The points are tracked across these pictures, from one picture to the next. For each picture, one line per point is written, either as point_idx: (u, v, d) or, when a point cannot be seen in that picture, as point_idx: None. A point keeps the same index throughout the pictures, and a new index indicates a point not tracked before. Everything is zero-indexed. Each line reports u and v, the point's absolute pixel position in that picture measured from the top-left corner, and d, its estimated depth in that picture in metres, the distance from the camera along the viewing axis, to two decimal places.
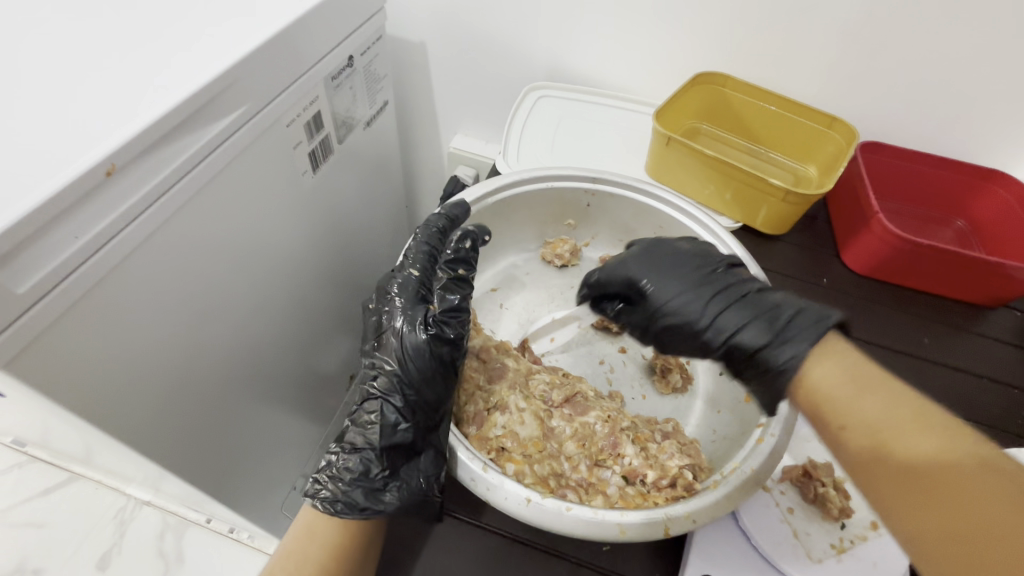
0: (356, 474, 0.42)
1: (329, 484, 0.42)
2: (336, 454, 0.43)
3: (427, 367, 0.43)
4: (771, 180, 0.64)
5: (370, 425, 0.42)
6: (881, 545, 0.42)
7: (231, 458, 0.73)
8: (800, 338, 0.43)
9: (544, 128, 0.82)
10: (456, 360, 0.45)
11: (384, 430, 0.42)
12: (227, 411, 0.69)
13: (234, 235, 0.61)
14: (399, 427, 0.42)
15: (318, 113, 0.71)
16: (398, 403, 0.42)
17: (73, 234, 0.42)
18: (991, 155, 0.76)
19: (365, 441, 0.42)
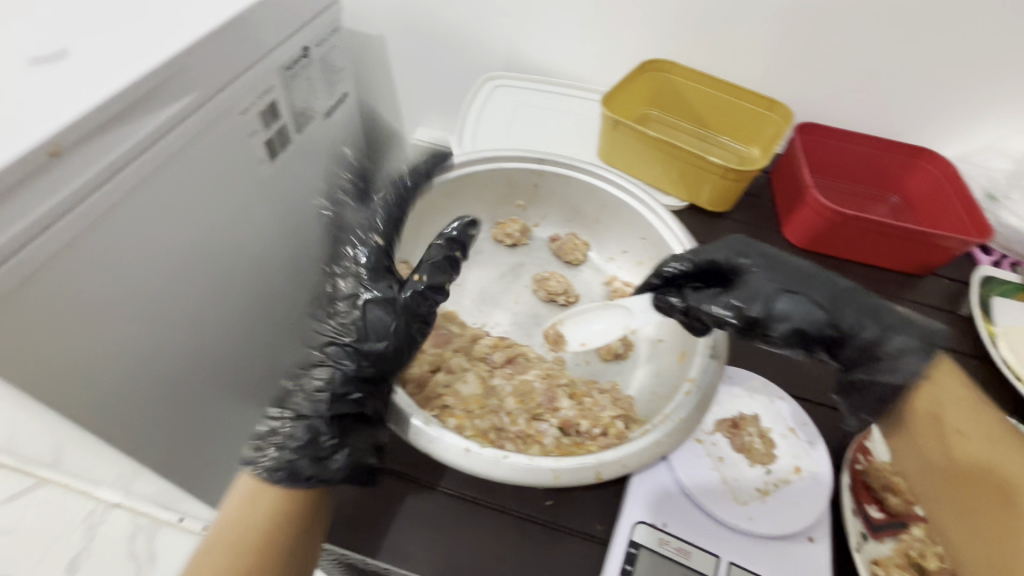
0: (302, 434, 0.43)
1: (274, 451, 0.43)
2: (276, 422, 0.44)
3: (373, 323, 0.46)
4: (710, 159, 0.67)
5: (320, 394, 0.44)
6: (801, 487, 0.45)
7: (198, 447, 0.73)
8: (904, 334, 0.42)
9: (499, 115, 0.83)
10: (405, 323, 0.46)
11: (334, 399, 0.44)
12: (196, 402, 0.70)
13: (194, 226, 0.62)
14: (350, 396, 0.44)
15: (274, 102, 0.72)
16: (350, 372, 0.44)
17: (19, 213, 0.43)
18: (919, 134, 0.81)
19: (313, 411, 0.44)
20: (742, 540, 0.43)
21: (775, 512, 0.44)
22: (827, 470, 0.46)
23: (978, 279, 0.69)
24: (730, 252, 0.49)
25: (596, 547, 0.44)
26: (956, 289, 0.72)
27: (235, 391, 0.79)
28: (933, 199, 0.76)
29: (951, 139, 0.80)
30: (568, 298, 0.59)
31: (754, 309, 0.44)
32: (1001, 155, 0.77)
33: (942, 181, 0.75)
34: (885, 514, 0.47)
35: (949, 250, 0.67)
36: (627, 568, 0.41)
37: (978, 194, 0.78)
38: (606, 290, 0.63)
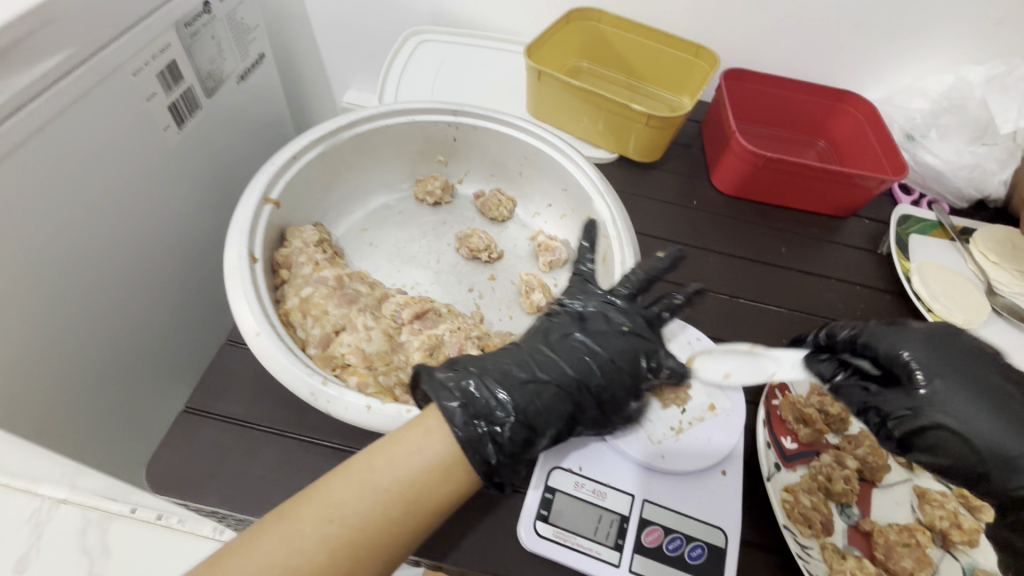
0: (511, 430, 0.37)
1: (491, 444, 0.36)
2: (490, 417, 0.37)
3: (620, 350, 0.43)
4: (633, 106, 0.66)
5: (541, 407, 0.39)
6: (714, 424, 0.47)
7: (128, 433, 0.69)
8: None
9: (423, 71, 0.80)
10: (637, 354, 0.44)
11: (541, 416, 0.39)
12: (120, 386, 0.67)
13: (95, 200, 0.58)
14: (552, 416, 0.40)
15: (174, 61, 0.67)
16: (564, 389, 0.41)
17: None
18: (844, 77, 0.82)
19: (525, 419, 0.38)
20: (656, 478, 0.45)
21: (686, 449, 0.46)
22: (740, 406, 0.48)
23: (898, 217, 0.72)
24: (922, 336, 0.41)
25: (516, 496, 0.45)
26: (877, 229, 0.74)
27: (165, 373, 0.75)
28: (855, 141, 0.77)
29: (872, 82, 0.81)
30: (491, 254, 0.58)
31: (893, 415, 0.40)
32: (919, 95, 0.78)
33: (864, 124, 0.76)
34: (798, 444, 0.49)
35: (869, 188, 0.67)
36: (544, 513, 0.43)
37: (897, 135, 0.80)
38: (530, 245, 0.61)
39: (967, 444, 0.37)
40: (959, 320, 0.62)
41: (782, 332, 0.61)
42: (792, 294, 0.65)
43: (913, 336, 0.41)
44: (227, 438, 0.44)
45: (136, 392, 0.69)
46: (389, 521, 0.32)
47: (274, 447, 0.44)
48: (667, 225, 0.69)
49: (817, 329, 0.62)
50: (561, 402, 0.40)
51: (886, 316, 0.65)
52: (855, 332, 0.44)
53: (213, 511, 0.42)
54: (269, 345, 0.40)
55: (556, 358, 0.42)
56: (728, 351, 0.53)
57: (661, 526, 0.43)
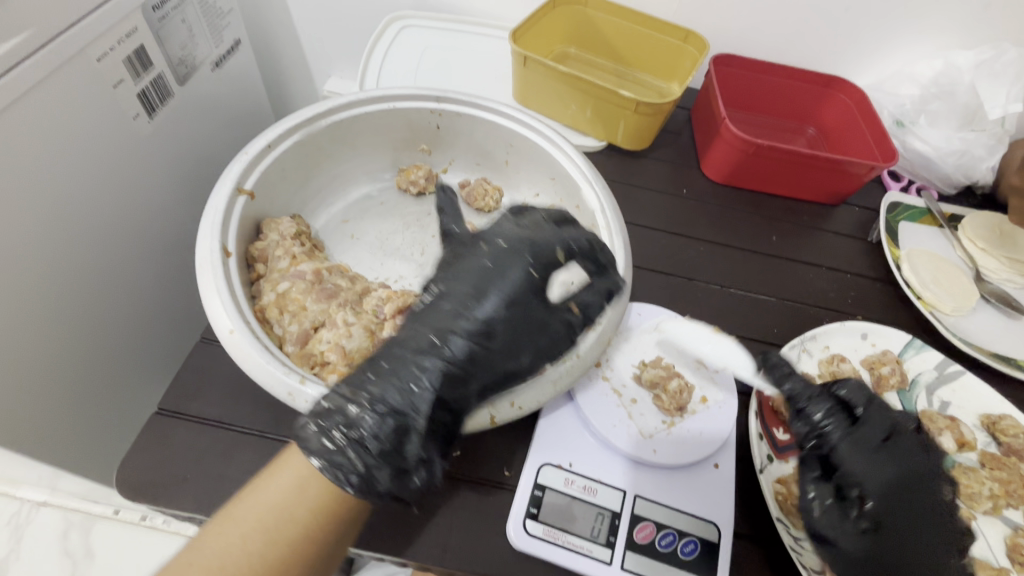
0: (373, 428, 0.34)
1: (353, 453, 0.34)
2: (356, 417, 0.35)
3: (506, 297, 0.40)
4: (621, 92, 0.64)
5: (411, 394, 0.36)
6: (706, 416, 0.46)
7: (102, 435, 0.67)
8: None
9: (406, 56, 0.77)
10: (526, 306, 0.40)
11: (411, 402, 0.36)
12: (91, 387, 0.64)
13: (57, 191, 0.55)
14: (423, 398, 0.36)
15: (142, 47, 0.64)
16: (431, 367, 0.37)
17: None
18: (833, 63, 0.81)
19: (402, 409, 0.35)
20: (647, 473, 0.44)
21: (678, 442, 0.45)
22: (733, 398, 0.48)
23: (888, 205, 0.71)
24: (899, 463, 0.43)
25: (505, 494, 0.43)
26: (867, 217, 0.73)
27: (140, 370, 0.73)
28: (846, 128, 0.76)
29: (862, 68, 0.80)
30: None
31: (820, 516, 0.41)
32: (909, 80, 0.78)
33: (855, 111, 0.75)
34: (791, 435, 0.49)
35: (860, 175, 0.67)
36: (534, 510, 0.42)
37: (887, 121, 0.79)
38: None
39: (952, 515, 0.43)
40: (948, 307, 0.61)
41: (774, 323, 0.60)
42: (783, 283, 0.65)
43: (874, 454, 0.42)
44: (204, 440, 0.42)
45: (107, 391, 0.67)
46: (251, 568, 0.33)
47: (252, 449, 0.43)
48: (655, 214, 0.68)
49: (808, 318, 0.62)
50: (439, 383, 0.37)
51: (876, 305, 0.64)
52: (834, 427, 0.43)
53: (190, 516, 0.40)
54: (244, 344, 0.38)
55: (417, 336, 0.38)
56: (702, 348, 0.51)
57: (653, 522, 0.42)
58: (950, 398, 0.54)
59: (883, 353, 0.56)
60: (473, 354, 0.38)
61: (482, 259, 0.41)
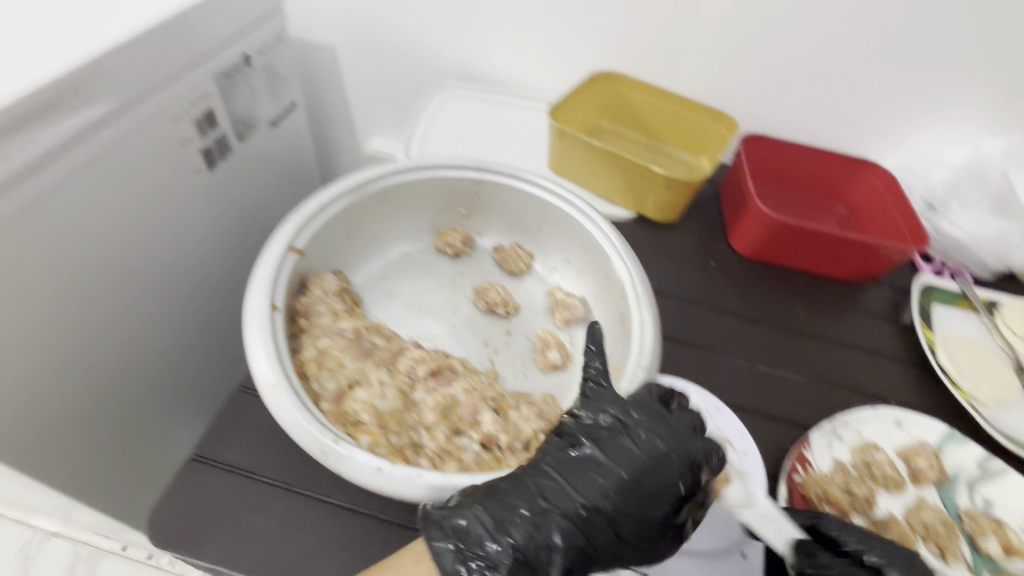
0: (508, 575, 0.34)
1: None
2: (491, 554, 0.34)
3: (653, 468, 0.38)
4: (654, 168, 0.67)
5: (550, 545, 0.35)
6: (734, 501, 0.46)
7: (118, 471, 0.69)
8: None
9: (450, 124, 0.83)
10: (677, 480, 0.38)
11: (541, 551, 0.35)
12: (115, 423, 0.66)
13: (115, 237, 0.60)
14: (555, 552, 0.35)
15: (211, 109, 0.70)
16: (574, 517, 0.36)
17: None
18: (862, 145, 0.83)
19: (535, 549, 0.35)
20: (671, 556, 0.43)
21: None
22: (761, 483, 0.47)
23: (921, 286, 0.70)
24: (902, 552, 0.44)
25: None
26: (899, 297, 0.73)
27: (164, 407, 0.75)
28: (876, 209, 0.78)
29: (891, 150, 0.82)
30: (508, 309, 0.58)
31: None
32: (939, 165, 0.79)
33: (886, 194, 0.77)
34: None
35: (891, 258, 0.67)
36: None
37: (919, 204, 0.80)
38: (547, 300, 0.61)
39: None
40: (987, 397, 0.61)
41: (804, 403, 0.60)
42: (812, 361, 0.64)
43: (884, 548, 0.43)
44: (232, 488, 0.43)
45: (131, 428, 0.69)
46: None
47: (276, 501, 0.43)
48: (683, 285, 0.69)
49: (839, 399, 0.61)
50: (572, 540, 0.36)
51: (910, 390, 0.63)
52: (851, 533, 0.43)
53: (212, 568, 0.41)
54: (283, 399, 0.39)
55: (565, 482, 0.37)
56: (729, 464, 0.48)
57: None
58: (994, 496, 0.52)
59: (920, 444, 0.54)
60: (602, 503, 0.37)
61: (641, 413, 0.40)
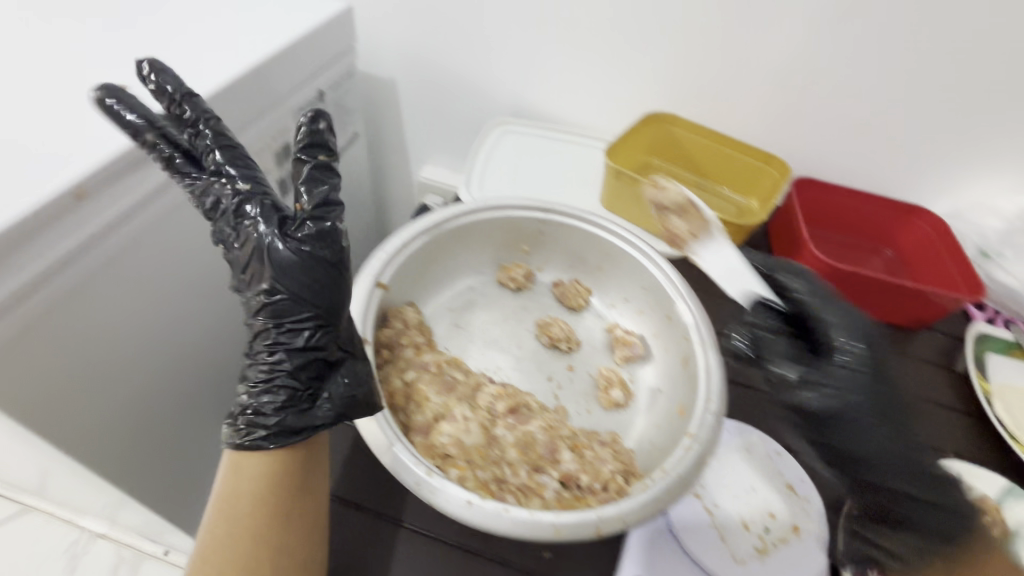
0: (276, 411, 0.46)
1: (250, 423, 0.46)
2: (252, 393, 0.46)
3: (297, 275, 0.46)
4: (709, 212, 0.70)
5: (279, 363, 0.46)
6: (800, 549, 0.46)
7: (176, 478, 0.73)
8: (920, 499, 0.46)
9: (505, 161, 0.87)
10: (329, 271, 0.48)
11: (290, 365, 0.46)
12: (182, 433, 0.71)
13: (199, 261, 0.65)
14: (297, 364, 0.46)
15: (287, 142, 0.75)
16: (286, 347, 0.46)
17: (17, 262, 0.44)
18: (912, 190, 0.84)
19: (277, 373, 0.46)
20: None
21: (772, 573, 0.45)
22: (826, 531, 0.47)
23: (973, 336, 0.71)
24: (867, 402, 0.46)
25: None
26: (951, 344, 0.73)
27: (223, 419, 0.79)
28: (927, 256, 0.79)
29: (941, 196, 0.83)
30: (570, 345, 0.60)
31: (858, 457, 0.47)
32: (991, 213, 0.79)
33: (937, 240, 0.78)
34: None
35: (946, 305, 0.68)
36: None
37: (971, 250, 0.81)
38: (606, 337, 0.63)
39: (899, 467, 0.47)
40: None
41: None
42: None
43: (841, 384, 0.46)
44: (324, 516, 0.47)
45: (196, 438, 0.73)
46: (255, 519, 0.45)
47: None
48: (735, 326, 0.71)
49: None
50: (309, 364, 0.47)
51: (966, 440, 0.63)
52: (812, 362, 0.48)
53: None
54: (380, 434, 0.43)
55: (284, 333, 0.46)
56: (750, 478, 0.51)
57: None
58: None
59: (983, 499, 0.54)
60: (308, 324, 0.46)
61: (295, 255, 0.46)
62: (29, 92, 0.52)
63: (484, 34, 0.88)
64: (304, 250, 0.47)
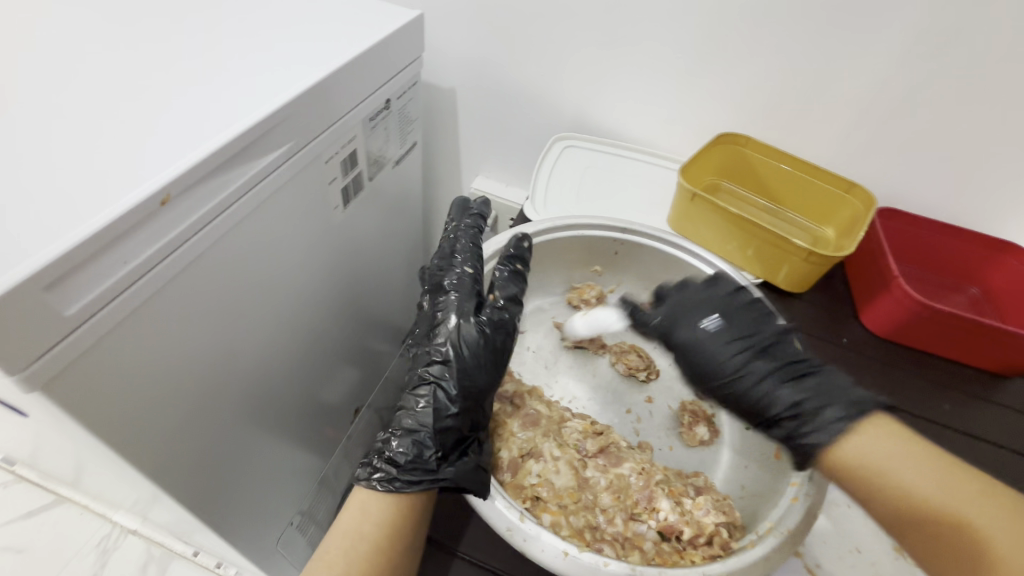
0: (409, 456, 0.47)
1: (385, 465, 0.48)
2: (391, 436, 0.49)
3: (471, 343, 0.51)
4: (793, 240, 0.66)
5: (421, 409, 0.49)
6: None
7: (222, 487, 0.71)
8: (825, 432, 0.48)
9: (568, 177, 0.85)
10: (503, 345, 0.52)
11: (432, 411, 0.48)
12: (229, 443, 0.69)
13: (266, 268, 0.63)
14: (447, 412, 0.48)
15: (355, 150, 0.73)
16: (444, 394, 0.49)
17: (108, 267, 0.43)
18: (1002, 226, 0.79)
19: (419, 425, 0.49)
20: None
21: None
22: None
23: None
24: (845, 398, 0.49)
25: None
26: None
27: (267, 426, 0.78)
28: (1018, 296, 0.73)
29: None
30: (649, 374, 0.58)
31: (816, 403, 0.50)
32: None
33: None
34: None
35: None
36: None
37: None
38: None
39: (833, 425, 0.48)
40: None
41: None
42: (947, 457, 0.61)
43: (810, 391, 0.51)
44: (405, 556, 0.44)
45: (241, 446, 0.72)
46: (378, 553, 0.44)
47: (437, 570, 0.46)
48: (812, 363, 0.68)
49: None
50: (447, 419, 0.48)
51: None
52: (773, 372, 0.53)
53: None
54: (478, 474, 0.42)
55: (428, 386, 0.50)
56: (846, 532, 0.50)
57: None
58: None
59: None
60: (462, 383, 0.49)
61: (474, 331, 0.51)
62: (117, 92, 0.51)
63: (554, 47, 0.85)
64: (487, 332, 0.52)
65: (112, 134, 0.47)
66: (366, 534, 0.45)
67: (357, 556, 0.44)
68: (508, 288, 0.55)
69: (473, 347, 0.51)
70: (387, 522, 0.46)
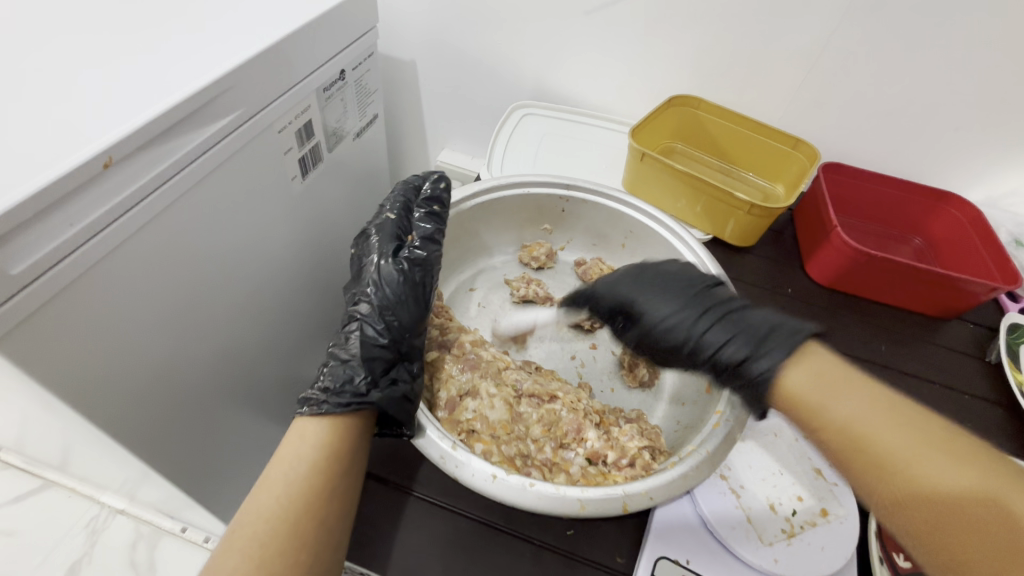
0: (340, 383, 0.50)
1: (317, 393, 0.50)
2: (326, 367, 0.51)
3: (392, 279, 0.52)
4: (736, 194, 0.68)
5: (352, 341, 0.51)
6: (826, 530, 0.50)
7: (200, 456, 0.73)
8: (775, 354, 0.43)
9: (526, 143, 0.87)
10: (425, 280, 0.54)
11: (362, 343, 0.50)
12: (203, 414, 0.70)
13: (223, 239, 0.65)
14: (375, 342, 0.50)
15: (309, 121, 0.74)
16: (374, 325, 0.51)
17: (53, 229, 0.44)
18: (945, 177, 0.82)
19: (350, 355, 0.51)
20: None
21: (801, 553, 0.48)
22: (855, 515, 0.50)
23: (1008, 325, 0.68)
24: (762, 330, 0.45)
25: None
26: (983, 334, 0.71)
27: (243, 400, 0.79)
28: (959, 243, 0.76)
29: (977, 184, 0.81)
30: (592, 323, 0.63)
31: (755, 353, 0.45)
32: None
33: (968, 225, 0.75)
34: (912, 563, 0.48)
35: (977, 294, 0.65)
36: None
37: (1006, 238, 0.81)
38: None
39: (756, 343, 0.45)
40: None
41: None
42: None
43: (738, 330, 0.47)
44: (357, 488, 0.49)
45: (218, 419, 0.74)
46: (323, 474, 0.46)
47: (393, 502, 0.51)
48: None
49: None
50: (371, 347, 0.50)
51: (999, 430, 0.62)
52: (715, 323, 0.48)
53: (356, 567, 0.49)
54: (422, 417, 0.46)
55: (357, 321, 0.51)
56: (767, 458, 0.55)
57: None
58: None
59: None
60: (386, 316, 0.51)
61: (394, 267, 0.53)
62: (55, 58, 0.51)
63: (508, 15, 0.86)
64: (406, 269, 0.53)
65: (50, 100, 0.47)
66: (310, 457, 0.47)
67: (301, 475, 0.46)
68: (430, 226, 0.57)
69: (394, 282, 0.52)
70: (332, 446, 0.48)
